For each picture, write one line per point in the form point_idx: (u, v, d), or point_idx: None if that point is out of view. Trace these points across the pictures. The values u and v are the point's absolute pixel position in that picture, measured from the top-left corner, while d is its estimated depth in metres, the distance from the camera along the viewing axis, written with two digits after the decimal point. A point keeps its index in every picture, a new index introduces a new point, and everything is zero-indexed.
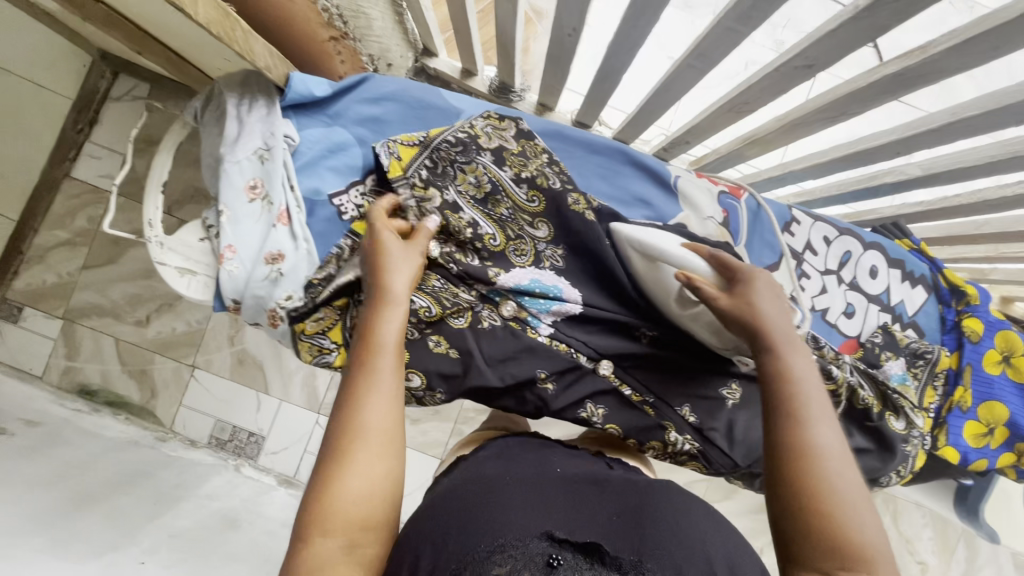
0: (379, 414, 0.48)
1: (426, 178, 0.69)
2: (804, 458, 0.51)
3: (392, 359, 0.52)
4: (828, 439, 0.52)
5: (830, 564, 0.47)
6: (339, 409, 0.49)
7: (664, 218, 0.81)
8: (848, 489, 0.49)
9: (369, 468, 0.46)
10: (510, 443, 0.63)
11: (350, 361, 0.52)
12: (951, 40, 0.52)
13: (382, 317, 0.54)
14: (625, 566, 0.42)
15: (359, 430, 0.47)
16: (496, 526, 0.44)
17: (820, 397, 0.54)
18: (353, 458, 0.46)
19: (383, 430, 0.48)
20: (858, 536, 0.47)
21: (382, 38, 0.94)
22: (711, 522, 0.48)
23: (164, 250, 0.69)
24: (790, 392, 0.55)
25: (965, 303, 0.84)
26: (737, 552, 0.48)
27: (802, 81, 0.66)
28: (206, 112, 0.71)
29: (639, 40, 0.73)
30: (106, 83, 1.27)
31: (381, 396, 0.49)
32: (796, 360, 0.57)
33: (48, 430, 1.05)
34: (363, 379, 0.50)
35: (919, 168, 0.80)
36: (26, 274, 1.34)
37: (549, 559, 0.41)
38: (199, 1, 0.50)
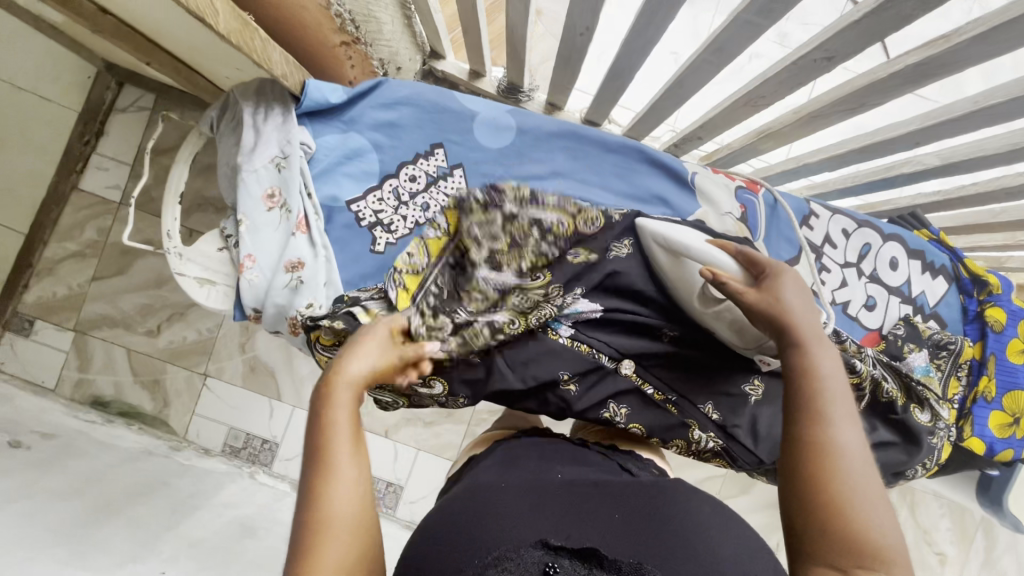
0: (345, 504, 0.45)
1: (433, 307, 0.62)
2: (824, 452, 0.51)
3: (352, 440, 0.47)
4: (850, 438, 0.52)
5: (842, 560, 0.47)
6: (302, 504, 0.45)
7: (683, 215, 0.80)
8: (866, 490, 0.50)
9: (339, 560, 0.43)
10: (524, 445, 0.63)
11: (306, 450, 0.47)
12: (978, 27, 0.51)
13: (338, 403, 0.49)
14: (624, 569, 0.42)
15: (325, 522, 0.44)
16: (492, 535, 0.43)
17: (845, 394, 0.54)
18: (321, 555, 0.43)
19: (351, 516, 0.45)
20: (874, 536, 0.48)
21: (391, 42, 0.93)
22: (719, 523, 0.48)
23: (183, 261, 0.69)
24: (813, 388, 0.55)
25: (987, 293, 0.84)
26: (749, 553, 0.47)
27: (821, 73, 0.66)
28: (222, 121, 0.70)
29: (652, 38, 0.73)
30: (111, 94, 1.29)
31: (345, 480, 0.46)
32: (821, 356, 0.56)
33: (64, 442, 1.05)
34: (323, 468, 0.46)
35: (937, 158, 0.79)
36: (37, 287, 1.34)
37: (544, 568, 0.41)
38: (220, 11, 0.50)
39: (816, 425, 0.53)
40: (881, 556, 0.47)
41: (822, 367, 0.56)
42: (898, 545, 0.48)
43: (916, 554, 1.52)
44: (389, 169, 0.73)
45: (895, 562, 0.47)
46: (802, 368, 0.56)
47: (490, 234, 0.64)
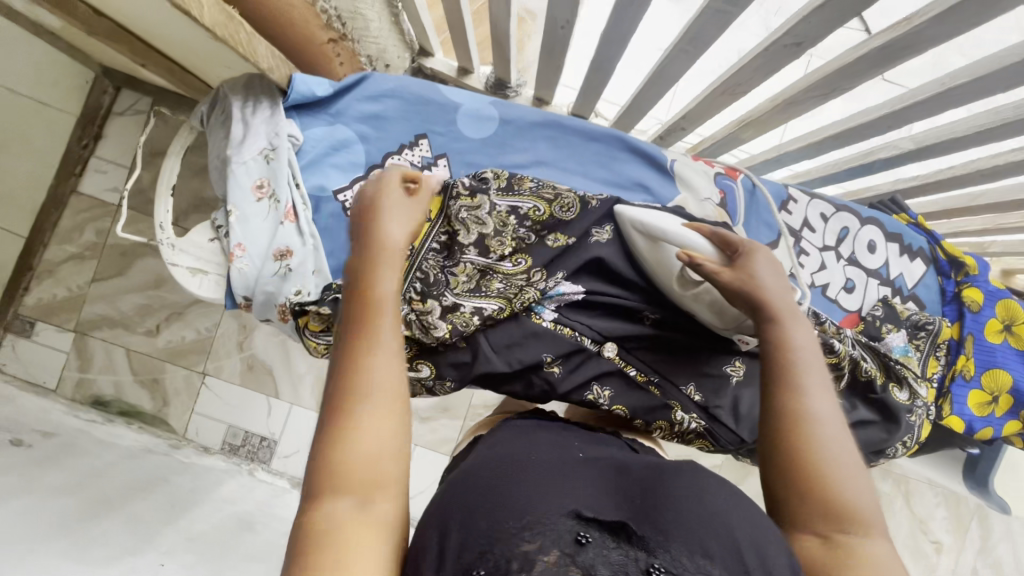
0: (383, 373, 0.47)
1: (421, 290, 0.67)
2: (801, 422, 0.53)
3: (393, 320, 0.50)
4: (823, 408, 0.54)
5: (823, 525, 0.49)
6: (341, 367, 0.47)
7: (663, 201, 0.82)
8: (842, 456, 0.52)
9: (376, 426, 0.45)
10: (525, 425, 0.61)
11: (347, 324, 0.49)
12: (934, 8, 0.53)
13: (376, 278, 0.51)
14: (652, 546, 0.40)
15: (364, 388, 0.46)
16: (517, 504, 0.42)
17: (818, 365, 0.56)
18: (357, 415, 0.45)
19: (390, 387, 0.46)
20: (851, 501, 0.50)
21: (379, 39, 0.95)
22: (738, 505, 0.44)
23: (176, 252, 0.71)
24: (787, 359, 0.56)
25: (963, 274, 0.85)
26: (765, 536, 0.43)
27: (792, 59, 0.67)
28: (212, 115, 0.72)
29: (629, 29, 0.75)
30: (109, 98, 1.32)
31: (383, 354, 0.47)
32: (794, 329, 0.59)
33: (65, 440, 1.07)
34: (363, 338, 0.48)
35: (912, 142, 0.81)
36: (38, 289, 1.36)
37: (577, 537, 0.40)
38: (205, 5, 0.52)
39: (788, 395, 0.55)
40: (858, 520, 0.49)
41: (795, 339, 0.58)
42: (874, 510, 0.50)
43: (912, 543, 1.53)
44: (375, 160, 0.75)
45: (871, 526, 0.49)
46: (777, 341, 0.58)
47: (479, 220, 0.70)
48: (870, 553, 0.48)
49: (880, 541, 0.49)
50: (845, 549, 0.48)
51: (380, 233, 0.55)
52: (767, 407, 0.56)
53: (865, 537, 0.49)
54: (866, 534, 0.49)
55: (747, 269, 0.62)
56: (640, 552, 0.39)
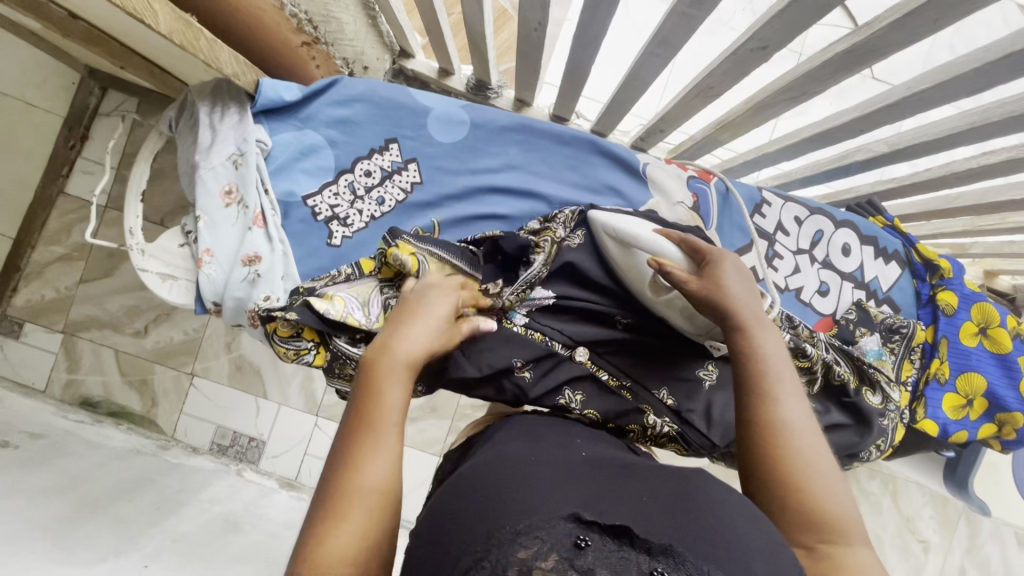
0: (380, 473, 0.44)
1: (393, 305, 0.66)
2: (775, 430, 0.52)
3: (399, 420, 0.47)
4: (795, 414, 0.53)
5: (810, 538, 0.47)
6: (341, 453, 0.45)
7: (636, 205, 0.82)
8: (817, 463, 0.51)
9: (357, 533, 0.41)
10: (530, 422, 0.62)
11: (353, 415, 0.47)
12: (893, 14, 0.53)
13: (397, 371, 0.49)
14: (656, 550, 0.37)
15: (354, 490, 0.43)
16: (519, 507, 0.39)
17: (788, 372, 0.55)
18: (348, 511, 0.42)
19: (379, 493, 0.43)
20: (832, 509, 0.48)
21: (355, 41, 0.95)
22: (749, 517, 0.43)
23: (145, 257, 0.70)
24: (759, 369, 0.55)
25: (938, 277, 0.85)
26: (777, 550, 0.42)
27: (759, 63, 0.67)
28: (180, 121, 0.72)
29: (600, 32, 0.75)
30: (95, 99, 1.30)
31: (379, 457, 0.45)
32: (764, 337, 0.57)
33: (53, 441, 1.08)
34: (369, 429, 0.46)
35: (886, 144, 0.81)
36: (26, 291, 1.36)
37: (576, 541, 0.36)
38: (160, 12, 0.51)
39: (764, 403, 0.53)
40: (839, 528, 0.48)
41: (762, 348, 0.57)
42: (855, 517, 0.49)
43: (899, 543, 1.53)
44: (344, 164, 0.75)
45: (853, 533, 0.48)
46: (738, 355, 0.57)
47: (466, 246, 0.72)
48: (856, 562, 0.46)
49: (864, 548, 0.47)
50: (832, 560, 0.46)
51: (410, 326, 0.53)
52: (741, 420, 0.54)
53: (850, 548, 0.47)
54: (848, 541, 0.47)
55: (713, 277, 0.61)
56: (643, 555, 0.36)
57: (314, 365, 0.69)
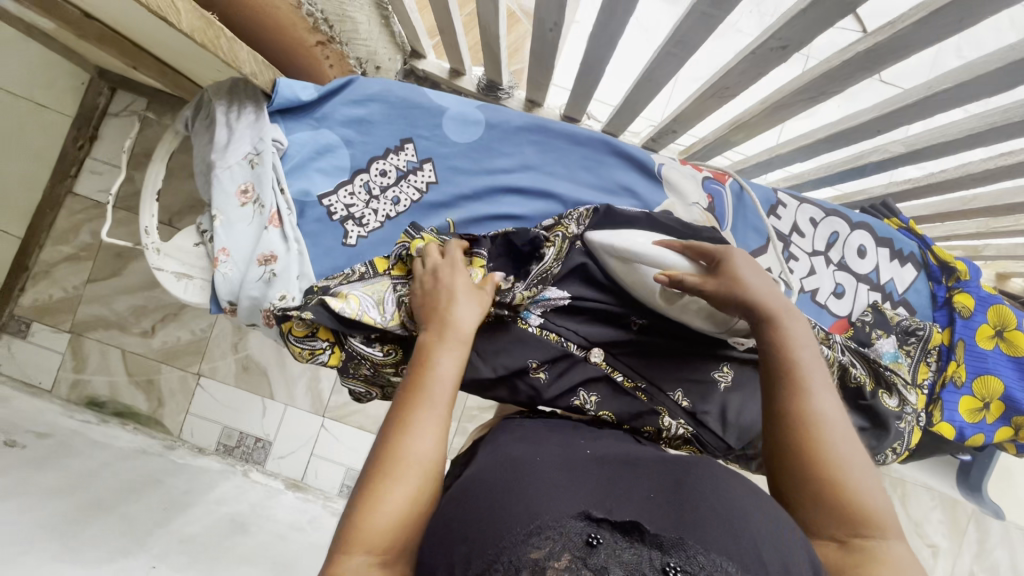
0: (427, 446, 0.46)
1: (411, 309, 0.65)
2: (806, 422, 0.52)
3: (447, 395, 0.50)
4: (825, 405, 0.53)
5: (843, 530, 0.47)
6: (389, 427, 0.47)
7: (650, 206, 0.82)
8: (851, 454, 0.50)
9: (407, 497, 0.44)
10: (534, 428, 0.60)
11: (404, 388, 0.50)
12: (918, 13, 0.53)
13: (439, 354, 0.52)
14: (667, 545, 0.37)
15: (405, 457, 0.45)
16: (532, 506, 0.40)
17: (819, 365, 0.55)
18: (395, 480, 0.44)
19: (428, 461, 0.46)
20: (865, 502, 0.48)
21: (368, 41, 0.95)
22: (757, 504, 0.42)
23: (161, 256, 0.70)
24: (793, 362, 0.55)
25: (954, 279, 0.85)
26: (785, 538, 0.41)
27: (778, 63, 0.67)
28: (196, 121, 0.72)
29: (617, 31, 0.75)
30: (104, 99, 1.29)
31: (428, 427, 0.47)
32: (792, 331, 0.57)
33: (59, 441, 1.08)
34: (416, 406, 0.48)
35: (902, 145, 0.81)
36: (33, 290, 1.36)
37: (588, 539, 0.37)
38: (182, 10, 0.51)
39: (792, 395, 0.53)
40: (873, 521, 0.48)
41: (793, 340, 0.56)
42: (887, 509, 0.49)
43: None
44: (360, 164, 0.75)
45: (886, 526, 0.48)
46: (771, 346, 0.56)
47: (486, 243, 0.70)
48: (891, 554, 0.46)
49: (897, 541, 0.47)
50: (866, 552, 0.46)
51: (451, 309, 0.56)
52: (771, 412, 0.54)
53: (884, 541, 0.47)
54: (881, 534, 0.47)
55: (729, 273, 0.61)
56: (654, 551, 0.37)
57: (329, 365, 0.69)
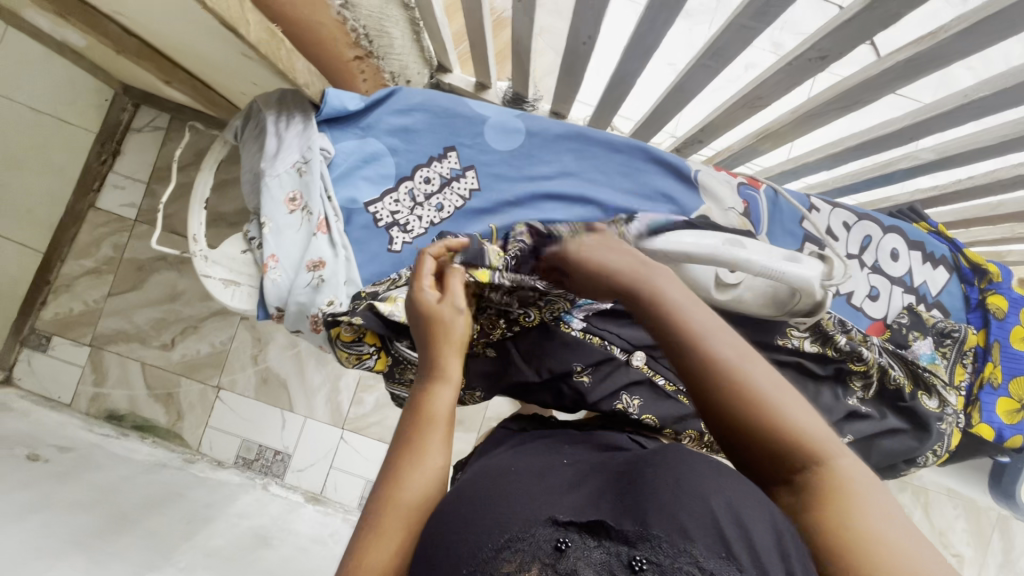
0: (418, 490, 0.45)
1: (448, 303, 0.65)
2: (718, 387, 0.46)
3: (440, 435, 0.48)
4: (726, 349, 0.47)
5: (785, 471, 0.45)
6: (382, 473, 0.47)
7: (688, 211, 0.84)
8: (771, 390, 0.46)
9: (396, 546, 0.43)
10: (524, 437, 0.59)
11: (398, 432, 0.49)
12: (960, 23, 0.55)
13: (429, 393, 0.50)
14: (633, 539, 0.37)
15: (395, 504, 0.44)
16: (499, 518, 0.40)
17: (701, 315, 0.48)
18: (387, 526, 0.43)
19: (418, 506, 0.45)
20: (799, 433, 0.45)
21: (401, 56, 0.97)
22: (718, 477, 0.41)
23: (209, 264, 0.72)
24: (677, 329, 0.48)
25: (987, 281, 0.86)
26: (747, 503, 0.40)
27: (816, 72, 0.69)
28: (245, 130, 0.75)
29: (653, 43, 0.76)
30: (128, 115, 1.33)
31: (419, 469, 0.46)
32: (670, 288, 0.51)
33: (81, 455, 1.07)
34: (408, 450, 0.47)
35: (932, 152, 0.82)
36: (54, 304, 1.34)
37: (557, 544, 0.37)
38: (252, 23, 0.55)
39: (697, 353, 0.47)
40: (810, 450, 0.45)
41: (674, 299, 0.50)
42: (815, 426, 0.46)
43: None
44: (404, 172, 0.77)
45: (824, 450, 0.45)
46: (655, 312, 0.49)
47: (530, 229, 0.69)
48: (839, 480, 0.43)
49: (842, 457, 0.45)
50: (817, 490, 0.43)
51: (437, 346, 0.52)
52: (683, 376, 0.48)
53: (829, 465, 0.44)
54: (823, 461, 0.44)
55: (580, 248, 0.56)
56: (620, 545, 0.37)
57: (375, 370, 0.70)
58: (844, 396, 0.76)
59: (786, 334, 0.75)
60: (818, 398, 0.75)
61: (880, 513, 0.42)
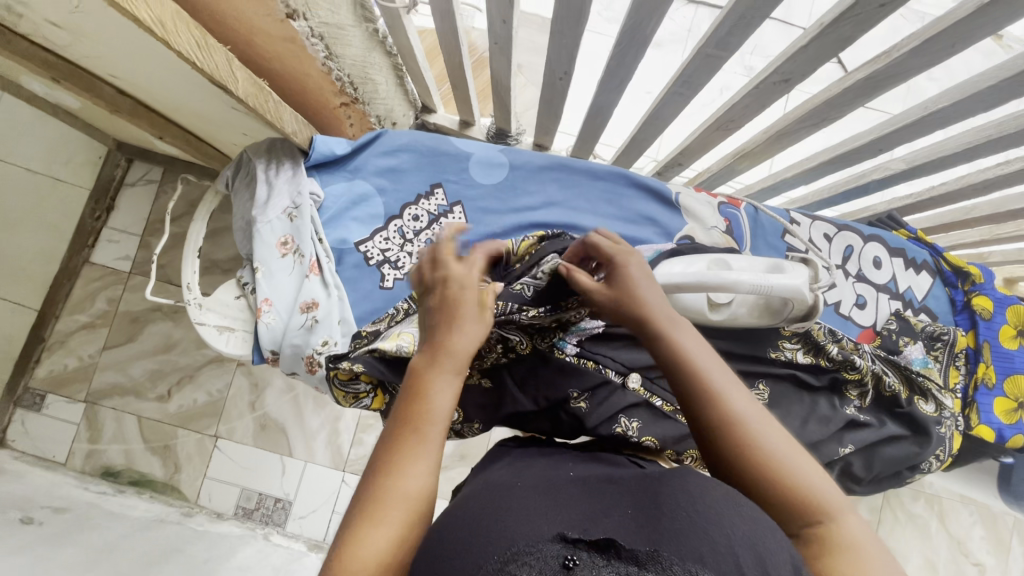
0: (418, 482, 0.44)
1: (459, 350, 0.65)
2: (732, 431, 0.48)
3: (442, 427, 0.47)
4: (742, 404, 0.49)
5: (794, 525, 0.45)
6: (381, 461, 0.45)
7: (672, 233, 0.86)
8: (788, 451, 0.48)
9: (391, 537, 0.42)
10: (526, 457, 0.58)
11: (399, 422, 0.47)
12: (912, 42, 0.58)
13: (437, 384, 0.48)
14: (643, 559, 0.36)
15: (393, 494, 0.43)
16: (507, 535, 0.39)
17: (716, 364, 0.51)
18: (383, 516, 0.42)
19: (417, 499, 0.44)
20: (807, 489, 0.46)
21: (386, 100, 1.01)
22: (732, 505, 0.41)
23: (202, 311, 0.72)
24: (693, 371, 0.50)
25: (970, 283, 0.89)
26: (763, 537, 0.40)
27: (782, 95, 0.72)
28: (236, 179, 0.76)
29: (626, 74, 0.80)
30: (121, 171, 1.34)
31: (419, 462, 0.45)
32: (685, 340, 0.53)
33: (76, 515, 1.04)
34: (411, 440, 0.46)
35: (903, 162, 0.85)
36: (48, 361, 1.33)
37: (565, 561, 0.36)
38: (240, 80, 0.57)
39: (712, 404, 0.49)
40: (817, 505, 0.46)
41: (688, 350, 0.52)
42: (824, 483, 0.47)
43: (953, 567, 1.47)
44: (393, 211, 0.79)
45: (831, 506, 0.46)
46: (670, 361, 0.52)
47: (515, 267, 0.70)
48: (845, 536, 0.45)
49: (849, 515, 0.46)
50: (825, 544, 0.44)
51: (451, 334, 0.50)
52: (697, 426, 0.49)
53: (835, 521, 0.45)
54: (829, 516, 0.45)
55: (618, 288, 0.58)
56: (630, 565, 0.36)
57: (372, 409, 0.70)
58: (841, 406, 0.76)
59: (779, 346, 0.76)
60: (815, 408, 0.75)
61: (884, 569, 0.44)
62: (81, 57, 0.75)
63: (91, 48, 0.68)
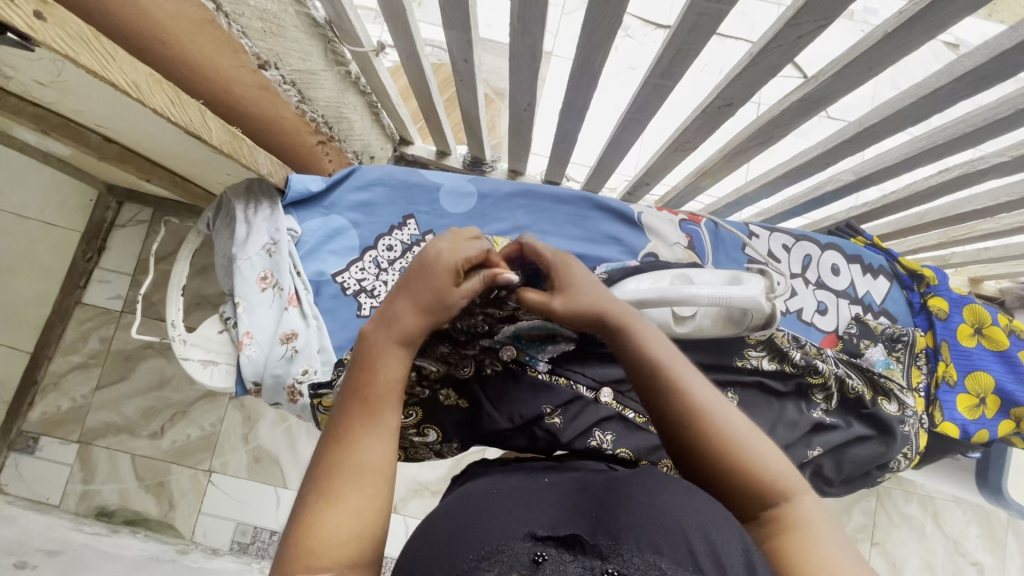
0: (373, 453, 0.46)
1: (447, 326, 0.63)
2: (696, 418, 0.52)
3: (396, 405, 0.48)
4: (702, 393, 0.53)
5: (755, 506, 0.49)
6: (334, 438, 0.46)
7: (636, 250, 0.90)
8: (749, 438, 0.51)
9: (353, 507, 0.43)
10: (515, 469, 0.60)
11: (348, 399, 0.48)
12: (833, 67, 0.64)
13: (386, 357, 0.50)
14: (606, 553, 0.39)
15: (349, 465, 0.45)
16: (482, 533, 0.42)
17: (673, 353, 0.56)
18: (342, 490, 0.44)
19: (376, 470, 0.45)
20: (770, 474, 0.50)
21: (362, 136, 1.05)
22: (690, 498, 0.44)
23: (187, 346, 0.75)
24: (652, 359, 0.55)
25: (925, 285, 0.92)
26: (721, 524, 0.42)
27: (728, 117, 0.77)
28: (217, 219, 0.80)
29: (583, 104, 0.85)
30: (112, 213, 1.38)
31: (374, 434, 0.47)
32: (642, 331, 0.57)
33: (69, 557, 1.04)
34: (364, 413, 0.47)
35: (852, 173, 0.90)
36: (42, 403, 1.35)
37: (534, 557, 0.38)
38: (213, 129, 0.62)
39: (674, 392, 0.53)
40: (775, 487, 0.49)
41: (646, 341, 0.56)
42: (786, 467, 0.51)
43: (951, 567, 1.47)
44: (368, 242, 0.83)
45: (790, 488, 0.49)
46: (631, 350, 0.56)
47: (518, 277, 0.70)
48: (800, 516, 0.48)
49: (807, 495, 0.49)
50: (779, 522, 0.48)
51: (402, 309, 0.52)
52: (660, 414, 0.53)
53: (793, 502, 0.49)
54: (789, 497, 0.49)
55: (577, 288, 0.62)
56: (594, 560, 0.39)
57: None
58: (808, 410, 0.79)
59: (745, 355, 0.78)
60: (783, 414, 0.77)
61: (840, 545, 0.45)
62: (68, 110, 0.79)
63: (78, 104, 0.72)
